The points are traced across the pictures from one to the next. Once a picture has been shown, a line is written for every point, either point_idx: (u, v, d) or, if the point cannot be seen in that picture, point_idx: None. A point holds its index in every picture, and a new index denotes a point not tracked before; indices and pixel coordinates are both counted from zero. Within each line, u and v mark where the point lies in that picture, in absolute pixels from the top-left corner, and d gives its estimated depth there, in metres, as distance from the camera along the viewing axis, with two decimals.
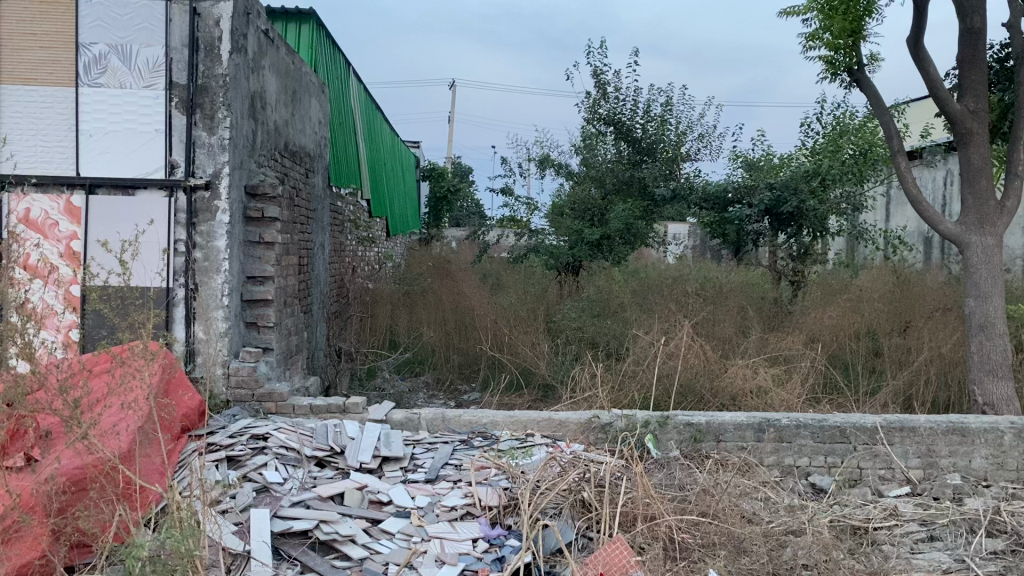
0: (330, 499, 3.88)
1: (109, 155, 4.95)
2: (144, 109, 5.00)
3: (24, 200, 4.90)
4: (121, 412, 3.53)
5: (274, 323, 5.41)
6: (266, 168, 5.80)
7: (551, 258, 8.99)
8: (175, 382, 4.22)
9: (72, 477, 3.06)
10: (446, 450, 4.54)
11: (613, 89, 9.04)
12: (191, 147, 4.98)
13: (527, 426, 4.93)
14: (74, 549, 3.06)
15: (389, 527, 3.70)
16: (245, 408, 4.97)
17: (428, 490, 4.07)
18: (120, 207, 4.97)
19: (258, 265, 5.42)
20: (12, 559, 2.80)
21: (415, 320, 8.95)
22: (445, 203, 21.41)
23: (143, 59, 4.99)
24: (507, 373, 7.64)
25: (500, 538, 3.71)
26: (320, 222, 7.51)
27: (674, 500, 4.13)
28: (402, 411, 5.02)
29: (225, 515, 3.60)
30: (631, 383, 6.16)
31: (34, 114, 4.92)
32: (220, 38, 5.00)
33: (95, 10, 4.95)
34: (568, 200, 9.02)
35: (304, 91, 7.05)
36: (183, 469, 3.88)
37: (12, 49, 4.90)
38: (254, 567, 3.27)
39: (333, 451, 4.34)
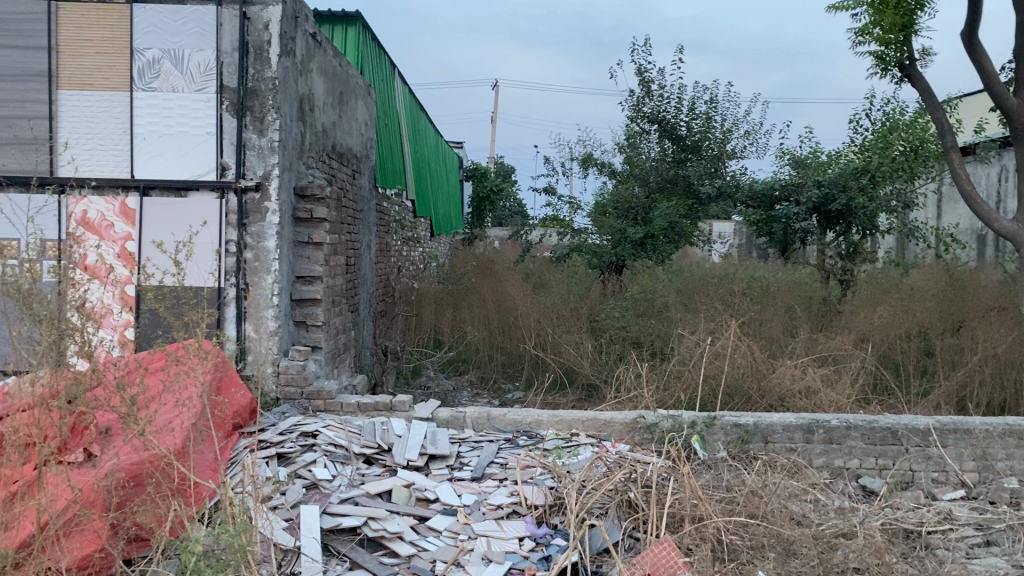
0: (378, 497, 3.93)
1: (162, 157, 5.07)
2: (196, 113, 5.11)
3: (82, 202, 5.03)
4: (176, 409, 3.61)
5: (322, 322, 5.49)
6: (314, 169, 5.87)
7: (594, 258, 8.97)
8: (227, 381, 4.30)
9: (131, 472, 3.14)
10: (491, 449, 4.55)
11: (657, 87, 8.99)
12: (242, 150, 5.07)
13: (572, 426, 4.93)
14: (131, 543, 3.13)
15: (435, 525, 3.73)
16: (295, 406, 5.05)
17: (474, 489, 4.09)
18: (173, 208, 5.08)
19: (307, 265, 5.50)
20: (73, 551, 2.88)
21: (459, 319, 9.00)
22: (487, 202, 21.47)
23: (195, 64, 5.10)
24: (551, 372, 7.65)
25: (547, 537, 3.71)
26: (366, 222, 7.59)
27: (722, 501, 4.10)
28: (448, 410, 5.05)
29: (276, 511, 3.66)
30: (676, 383, 6.12)
31: (91, 118, 5.06)
32: (270, 41, 5.07)
33: (148, 16, 5.06)
34: (611, 200, 8.97)
35: (351, 93, 7.13)
36: (235, 465, 3.96)
37: (70, 56, 5.04)
38: (303, 561, 3.32)
39: (381, 449, 4.39)
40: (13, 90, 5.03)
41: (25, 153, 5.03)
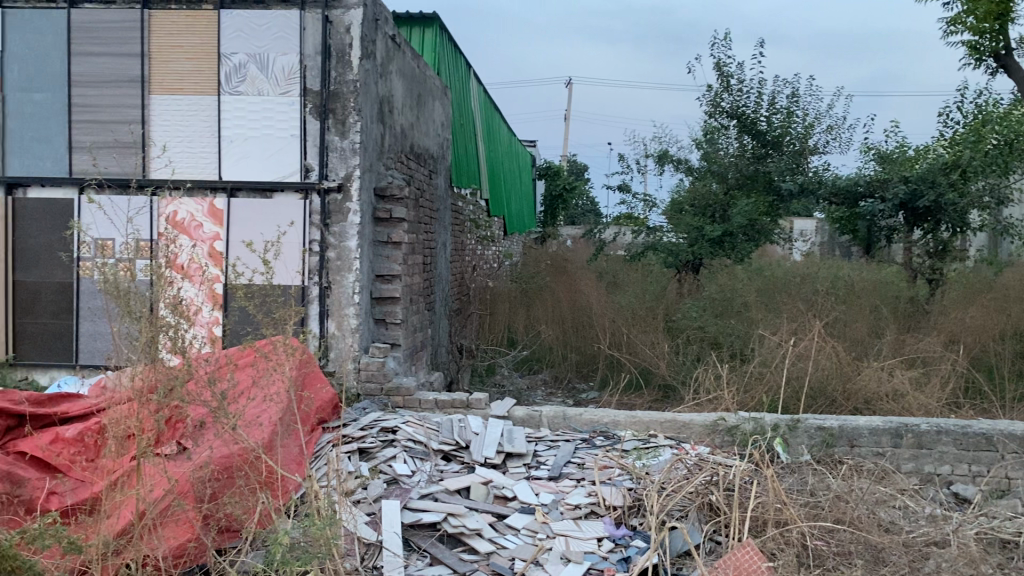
0: (457, 493, 3.97)
1: (248, 159, 5.23)
2: (280, 115, 5.24)
3: (173, 203, 5.24)
4: (264, 404, 3.71)
5: (401, 319, 5.58)
6: (394, 169, 5.97)
7: (670, 256, 8.82)
8: (312, 377, 4.40)
9: (222, 465, 3.24)
10: (568, 448, 4.54)
11: (737, 81, 8.82)
12: (325, 152, 5.18)
13: (649, 427, 4.89)
14: (223, 533, 3.23)
15: (514, 523, 3.75)
16: (375, 402, 5.14)
17: (552, 488, 4.10)
18: (259, 209, 5.23)
19: (386, 264, 5.58)
20: (169, 540, 2.99)
21: (533, 318, 8.97)
22: (560, 202, 21.45)
23: (280, 67, 5.22)
24: (626, 373, 7.59)
25: (626, 538, 3.69)
26: (443, 222, 7.67)
27: (805, 505, 4.00)
28: (525, 408, 5.06)
29: (358, 505, 3.73)
30: (757, 385, 5.99)
31: (182, 121, 5.25)
32: (351, 45, 5.17)
33: (235, 21, 5.21)
34: (688, 197, 8.91)
35: (428, 94, 7.22)
36: (319, 459, 4.06)
37: (161, 62, 5.24)
38: (385, 556, 3.37)
39: (459, 446, 4.44)
40: (109, 96, 5.27)
41: (122, 156, 5.27)
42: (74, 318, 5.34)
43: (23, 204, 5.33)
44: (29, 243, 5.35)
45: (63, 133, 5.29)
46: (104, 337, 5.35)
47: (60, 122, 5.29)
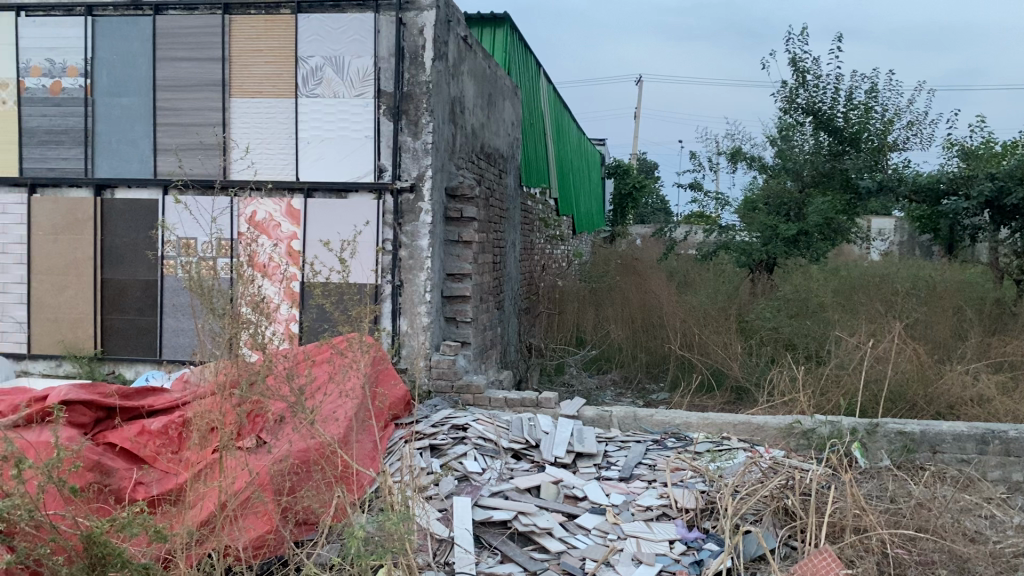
0: (528, 492, 3.98)
1: (324, 161, 5.35)
2: (355, 117, 5.34)
3: (251, 203, 5.39)
4: (340, 399, 3.79)
5: (471, 318, 5.63)
6: (465, 169, 6.02)
7: (744, 254, 8.72)
8: (385, 373, 4.48)
9: (300, 458, 3.32)
10: (640, 449, 4.51)
11: (813, 77, 8.62)
12: (398, 152, 5.25)
13: (722, 429, 4.82)
14: (300, 526, 3.30)
15: (585, 523, 3.74)
16: (445, 399, 5.19)
17: (622, 489, 4.08)
18: (335, 209, 5.34)
19: (457, 263, 5.63)
20: (249, 532, 3.07)
21: (602, 318, 8.89)
22: (630, 199, 21.19)
23: (354, 70, 5.31)
24: (698, 373, 7.51)
25: (698, 541, 3.64)
26: (512, 221, 7.69)
27: (885, 511, 3.90)
28: (595, 408, 5.04)
29: (430, 501, 3.78)
30: (834, 388, 5.85)
31: (261, 124, 5.40)
32: (424, 46, 5.21)
33: (311, 25, 5.32)
34: (762, 195, 8.80)
35: (499, 94, 7.25)
36: (393, 454, 4.12)
37: (241, 66, 5.40)
38: (457, 552, 3.39)
39: (529, 445, 4.45)
40: (192, 100, 5.45)
41: (205, 158, 5.45)
42: (158, 314, 5.54)
43: (110, 205, 5.55)
44: (116, 242, 5.57)
45: (148, 136, 5.49)
46: (186, 333, 5.54)
47: (145, 126, 5.49)
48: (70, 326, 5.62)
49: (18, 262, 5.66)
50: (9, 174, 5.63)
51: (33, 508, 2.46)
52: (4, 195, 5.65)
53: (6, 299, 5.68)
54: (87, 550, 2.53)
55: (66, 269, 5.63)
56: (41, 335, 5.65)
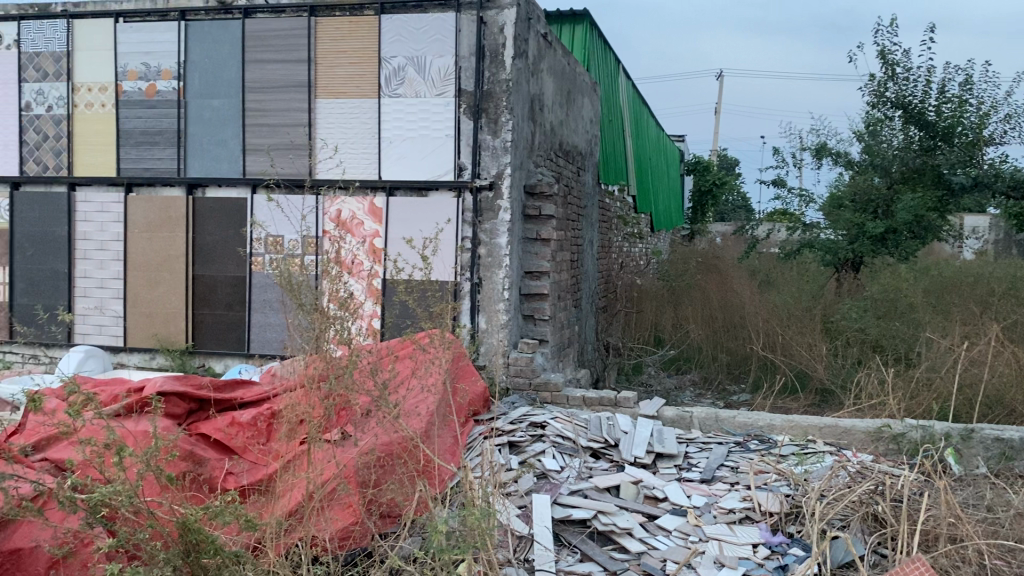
0: (607, 492, 3.96)
1: (405, 160, 5.42)
2: (435, 115, 5.39)
3: (336, 202, 5.52)
4: (423, 395, 3.83)
5: (549, 316, 5.62)
6: (543, 167, 6.02)
7: (829, 253, 8.49)
8: (464, 370, 4.50)
9: (384, 452, 3.35)
10: (721, 450, 4.44)
11: (903, 70, 8.33)
12: (477, 151, 5.28)
13: (807, 432, 4.70)
14: (383, 518, 3.34)
15: (665, 524, 3.70)
16: (523, 396, 5.19)
17: (704, 490, 4.01)
18: (416, 208, 5.41)
19: (535, 261, 5.63)
20: (335, 523, 3.13)
21: (681, 317, 8.80)
22: (709, 197, 20.80)
23: (436, 69, 5.37)
24: (781, 375, 7.34)
25: (783, 546, 3.55)
26: (590, 219, 7.65)
27: (982, 521, 3.74)
28: (674, 409, 4.97)
29: (510, 497, 3.79)
30: (925, 391, 5.64)
31: (345, 124, 5.51)
32: (505, 45, 5.22)
33: (394, 26, 5.40)
34: (848, 192, 8.50)
35: (578, 91, 7.23)
36: (473, 450, 4.15)
37: (326, 67, 5.51)
38: (536, 549, 3.39)
39: (608, 444, 4.43)
40: (279, 101, 5.59)
41: (292, 158, 5.59)
42: (246, 310, 5.71)
43: (202, 204, 5.75)
44: (208, 240, 5.76)
45: (237, 137, 5.66)
46: (273, 328, 5.69)
47: (235, 127, 5.66)
48: (163, 320, 5.84)
49: (116, 258, 5.91)
50: (107, 174, 5.88)
51: (133, 494, 2.54)
52: (103, 195, 5.90)
53: (105, 294, 5.94)
54: (183, 537, 2.58)
55: (160, 265, 5.84)
56: (137, 329, 5.88)
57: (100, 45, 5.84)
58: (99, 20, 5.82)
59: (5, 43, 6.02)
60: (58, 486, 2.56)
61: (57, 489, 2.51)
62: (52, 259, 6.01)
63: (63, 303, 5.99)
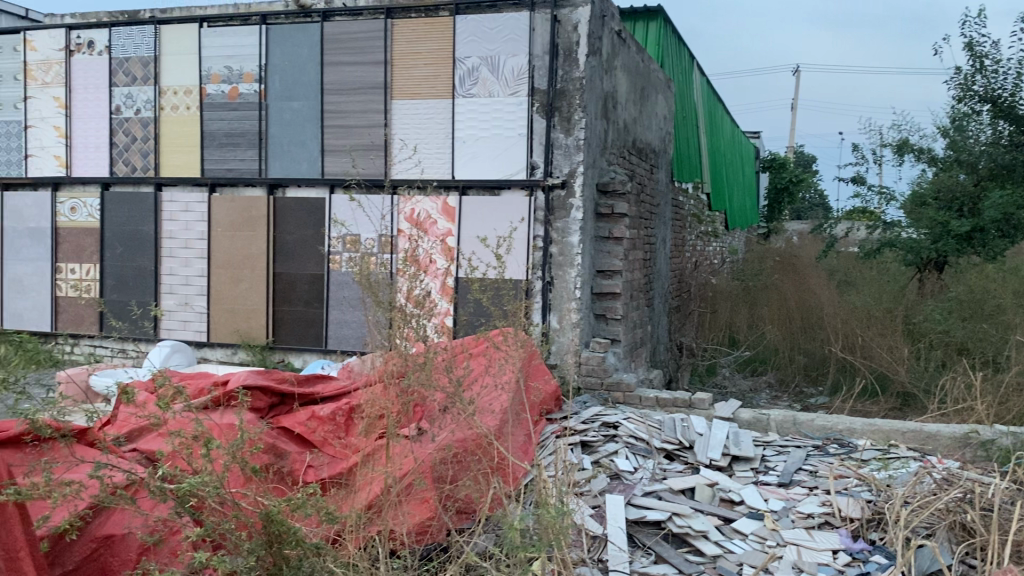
0: (682, 494, 3.92)
1: (478, 159, 5.46)
2: (509, 114, 5.41)
3: (411, 201, 5.60)
4: (496, 391, 3.85)
5: (621, 315, 5.59)
6: (617, 165, 5.99)
7: (911, 252, 8.20)
8: (537, 369, 4.50)
9: (458, 449, 3.39)
10: (800, 454, 4.34)
11: (992, 62, 8.02)
12: (550, 149, 5.28)
13: (889, 437, 4.56)
14: (459, 514, 3.37)
15: (741, 528, 3.64)
16: (595, 396, 5.18)
17: (781, 494, 3.93)
18: (488, 207, 5.44)
19: (608, 259, 5.60)
20: (413, 518, 3.18)
21: (757, 317, 8.66)
22: (786, 194, 20.35)
23: (510, 68, 5.38)
24: (861, 378, 7.15)
25: (864, 553, 3.43)
26: (663, 217, 7.56)
27: None
28: (751, 411, 4.89)
29: (583, 498, 3.78)
30: (1016, 396, 5.43)
31: (419, 124, 5.58)
32: (579, 42, 5.21)
33: (469, 26, 5.43)
34: (931, 189, 8.20)
35: (651, 88, 7.16)
36: (546, 449, 4.16)
37: (402, 68, 5.59)
38: (610, 550, 3.38)
39: (682, 446, 4.37)
40: (356, 102, 5.69)
41: (368, 158, 5.68)
42: (324, 306, 5.84)
43: (281, 203, 5.90)
44: (287, 239, 5.90)
45: (316, 138, 5.78)
46: (349, 324, 5.80)
47: (314, 128, 5.79)
48: (245, 316, 6.01)
49: (200, 256, 6.10)
50: (192, 175, 6.08)
51: (219, 485, 2.61)
52: (187, 194, 6.10)
53: (189, 291, 6.15)
54: (266, 528, 2.63)
55: (241, 263, 6.00)
56: (219, 324, 6.07)
57: (186, 50, 6.04)
58: (185, 26, 6.02)
59: (96, 49, 6.27)
60: (149, 476, 2.65)
61: (148, 479, 2.60)
62: (139, 257, 6.24)
63: (150, 299, 6.22)
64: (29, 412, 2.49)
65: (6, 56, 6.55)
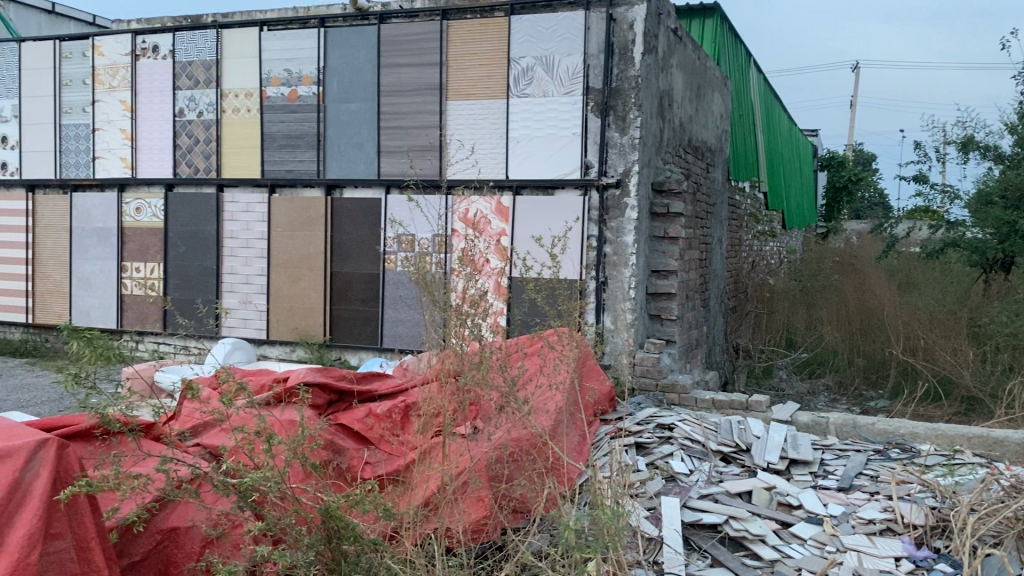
0: (739, 497, 3.87)
1: (532, 159, 5.47)
2: (564, 115, 5.40)
3: (465, 201, 5.63)
4: (551, 391, 3.83)
5: (676, 316, 5.54)
6: (672, 164, 5.94)
7: (976, 252, 7.98)
8: (590, 370, 4.48)
9: (513, 448, 3.39)
10: (860, 458, 4.25)
11: None
12: (605, 148, 5.27)
13: (954, 442, 4.45)
14: (514, 514, 3.37)
15: (800, 532, 3.58)
16: (650, 397, 5.15)
17: (841, 499, 3.86)
18: (542, 206, 5.45)
19: (663, 259, 5.56)
20: (469, 517, 3.20)
21: (815, 318, 8.51)
22: (845, 193, 19.94)
23: (565, 68, 5.38)
24: (923, 381, 6.97)
25: (928, 561, 3.35)
26: (719, 217, 7.48)
27: None
28: (809, 414, 4.81)
29: (638, 499, 3.75)
30: None
31: (474, 124, 5.61)
32: (634, 41, 5.18)
33: (524, 27, 5.44)
34: (998, 186, 7.84)
35: (708, 86, 7.08)
36: (601, 449, 4.15)
37: (457, 69, 5.63)
38: (666, 552, 3.35)
39: (739, 448, 4.32)
40: (411, 103, 5.75)
41: (424, 158, 5.74)
42: (380, 306, 5.91)
43: (339, 204, 5.99)
44: (344, 238, 5.99)
45: (372, 139, 5.86)
46: (405, 323, 5.86)
47: (370, 129, 5.86)
48: (303, 315, 6.11)
49: (260, 256, 6.23)
50: (252, 176, 6.20)
51: (280, 481, 2.66)
52: (248, 195, 6.23)
53: (250, 289, 6.28)
54: (325, 523, 2.65)
55: (300, 263, 6.11)
56: (278, 322, 6.18)
57: (247, 53, 6.16)
58: (246, 30, 6.14)
59: (161, 54, 6.44)
60: (213, 470, 2.71)
61: (212, 473, 2.66)
62: (201, 256, 6.39)
63: (211, 297, 6.37)
64: (100, 407, 2.58)
65: (76, 61, 6.76)
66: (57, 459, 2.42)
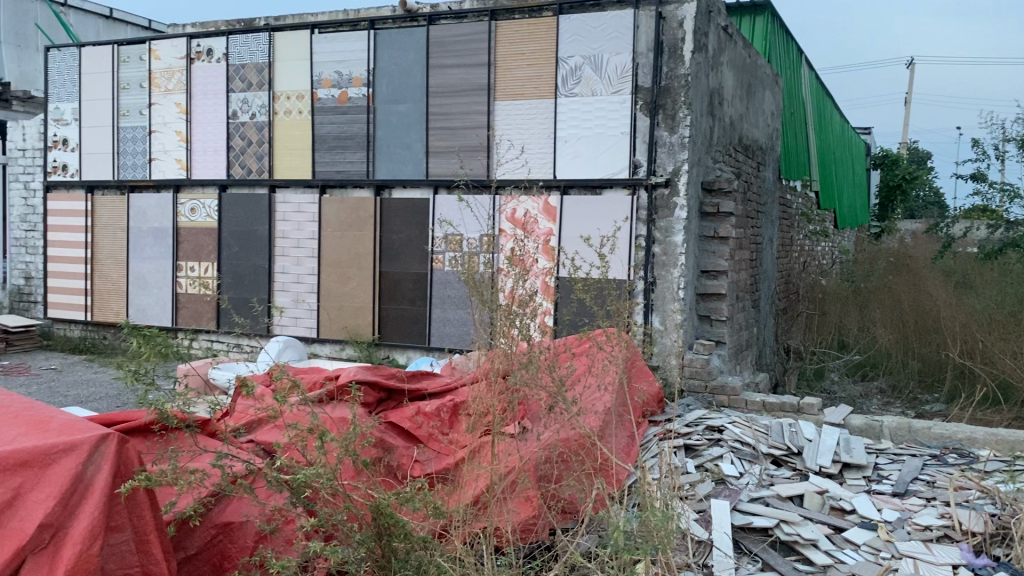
0: (790, 501, 3.82)
1: (580, 158, 5.46)
2: (612, 114, 5.38)
3: (512, 201, 5.64)
4: (599, 391, 3.82)
5: (726, 317, 5.47)
6: (722, 163, 5.87)
7: None
8: (638, 371, 4.44)
9: (562, 448, 3.39)
10: (916, 463, 4.15)
11: None
12: (654, 147, 5.23)
13: (1014, 448, 4.32)
14: (562, 514, 3.39)
15: (853, 538, 3.51)
16: (699, 398, 5.10)
17: (896, 505, 3.78)
18: (590, 206, 5.43)
19: (712, 259, 5.50)
20: (519, 516, 3.23)
21: (868, 319, 8.35)
22: (899, 193, 19.50)
23: (613, 68, 5.36)
24: (982, 385, 6.80)
25: (988, 569, 3.25)
26: (770, 217, 7.37)
27: None
28: (863, 417, 4.72)
29: (688, 502, 3.72)
30: None
31: (522, 124, 5.61)
32: (684, 39, 5.14)
33: (573, 26, 5.43)
34: None
35: (758, 83, 6.99)
36: (651, 450, 4.12)
37: (505, 70, 5.64)
38: (716, 555, 3.32)
39: (790, 451, 4.25)
40: (460, 104, 5.77)
41: (472, 159, 5.76)
42: (428, 305, 5.94)
43: (388, 204, 6.04)
44: (393, 238, 6.05)
45: (421, 140, 5.90)
46: (453, 323, 5.89)
47: (419, 130, 5.90)
48: (352, 314, 6.18)
49: (310, 255, 6.31)
50: (303, 177, 6.29)
51: (332, 477, 2.69)
52: (299, 195, 6.32)
53: (300, 289, 6.37)
54: (375, 521, 2.68)
55: (349, 262, 6.17)
56: (328, 321, 6.26)
57: (299, 56, 6.25)
58: (298, 33, 6.24)
59: (215, 57, 6.57)
60: (267, 466, 2.75)
61: (266, 469, 2.71)
62: (254, 256, 6.50)
63: (263, 296, 6.47)
64: (158, 403, 2.63)
65: (133, 65, 6.93)
66: (118, 453, 2.46)
